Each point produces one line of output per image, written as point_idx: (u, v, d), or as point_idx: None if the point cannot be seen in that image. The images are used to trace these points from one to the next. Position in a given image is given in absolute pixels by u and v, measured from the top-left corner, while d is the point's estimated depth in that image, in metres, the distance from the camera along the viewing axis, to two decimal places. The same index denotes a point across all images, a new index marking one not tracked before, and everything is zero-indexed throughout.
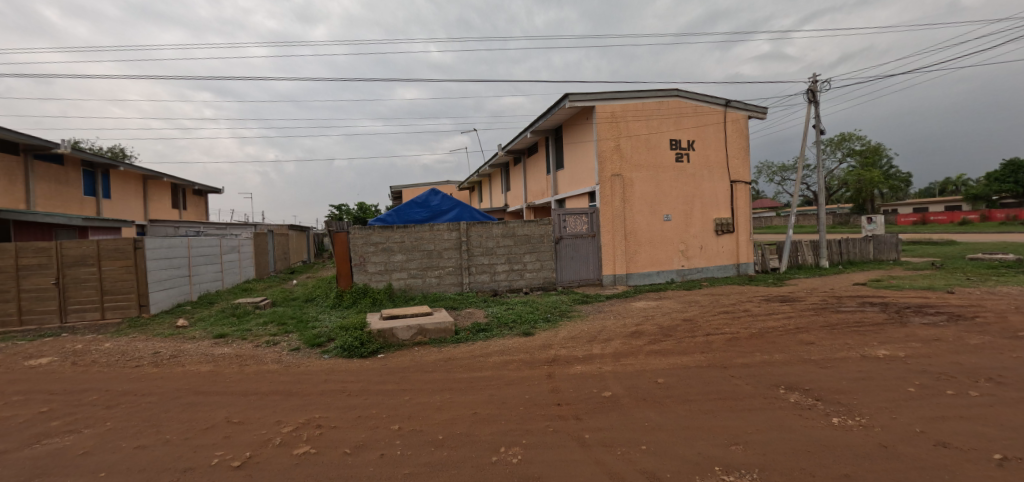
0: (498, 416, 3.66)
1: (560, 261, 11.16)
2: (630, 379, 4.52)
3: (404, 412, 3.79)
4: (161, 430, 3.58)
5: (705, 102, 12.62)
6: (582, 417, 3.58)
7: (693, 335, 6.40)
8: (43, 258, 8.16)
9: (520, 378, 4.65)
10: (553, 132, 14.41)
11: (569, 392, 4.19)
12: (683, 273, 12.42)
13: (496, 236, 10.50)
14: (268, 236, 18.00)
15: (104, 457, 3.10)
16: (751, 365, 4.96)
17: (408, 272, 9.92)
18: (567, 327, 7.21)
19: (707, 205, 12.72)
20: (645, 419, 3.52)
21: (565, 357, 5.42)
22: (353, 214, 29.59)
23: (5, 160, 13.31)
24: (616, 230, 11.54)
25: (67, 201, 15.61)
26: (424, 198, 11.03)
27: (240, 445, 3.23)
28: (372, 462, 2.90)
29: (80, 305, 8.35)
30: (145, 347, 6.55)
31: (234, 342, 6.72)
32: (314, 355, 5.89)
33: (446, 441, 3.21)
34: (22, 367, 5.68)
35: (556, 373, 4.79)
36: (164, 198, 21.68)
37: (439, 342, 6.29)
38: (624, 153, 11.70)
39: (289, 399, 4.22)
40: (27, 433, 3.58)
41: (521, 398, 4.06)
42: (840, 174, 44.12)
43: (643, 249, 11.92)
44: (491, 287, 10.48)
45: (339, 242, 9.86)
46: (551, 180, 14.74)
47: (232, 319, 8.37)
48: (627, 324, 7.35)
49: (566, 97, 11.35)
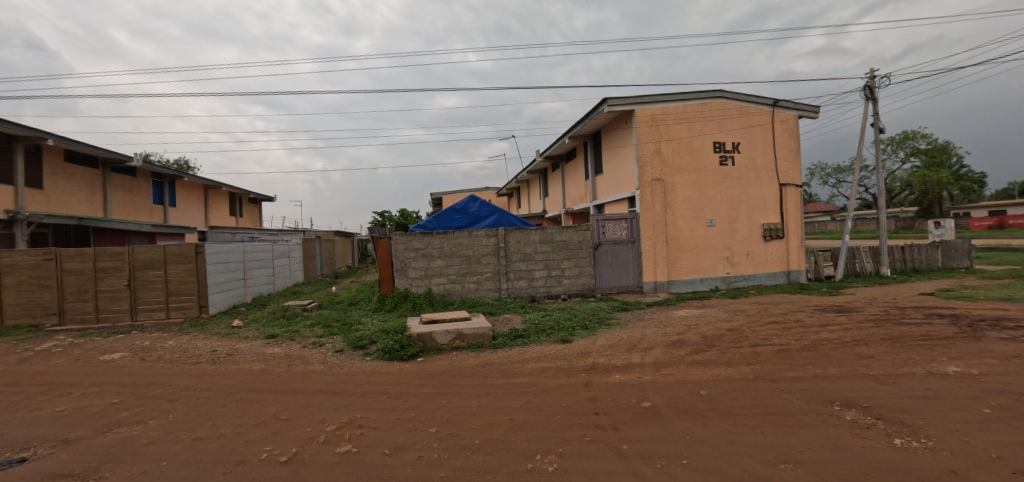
0: (533, 422, 3.64)
1: (599, 268, 10.99)
2: (671, 390, 4.37)
3: (442, 415, 3.84)
4: (217, 423, 3.81)
5: (752, 102, 12.10)
6: (621, 427, 3.49)
7: (740, 346, 6.11)
8: (118, 262, 8.94)
9: (557, 386, 4.60)
10: (592, 137, 14.27)
11: (607, 400, 4.11)
12: (728, 281, 11.92)
13: (534, 242, 10.48)
14: (316, 242, 18.86)
15: (167, 447, 3.32)
16: (803, 379, 4.68)
17: (447, 277, 10.08)
18: (606, 335, 7.05)
19: (754, 209, 12.18)
20: (686, 432, 3.38)
21: (604, 365, 5.31)
22: (395, 220, 30.52)
23: (87, 172, 14.68)
24: (657, 236, 11.23)
25: (138, 210, 17.01)
26: (462, 204, 11.19)
27: (287, 441, 3.37)
28: (409, 464, 2.95)
29: (148, 305, 9.07)
30: (204, 345, 7.01)
31: (284, 342, 7.07)
32: (356, 356, 6.08)
33: (482, 446, 3.21)
34: (97, 360, 6.23)
35: (593, 381, 4.71)
36: (222, 205, 23.21)
37: (477, 347, 6.33)
38: (665, 157, 11.41)
39: (333, 398, 4.39)
40: (100, 422, 3.91)
41: (557, 406, 4.01)
42: (903, 175, 40.90)
43: (685, 256, 11.53)
44: (529, 293, 10.46)
45: (382, 247, 10.18)
46: (589, 185, 14.67)
47: (282, 321, 8.80)
48: (668, 333, 7.10)
49: (605, 102, 11.20)
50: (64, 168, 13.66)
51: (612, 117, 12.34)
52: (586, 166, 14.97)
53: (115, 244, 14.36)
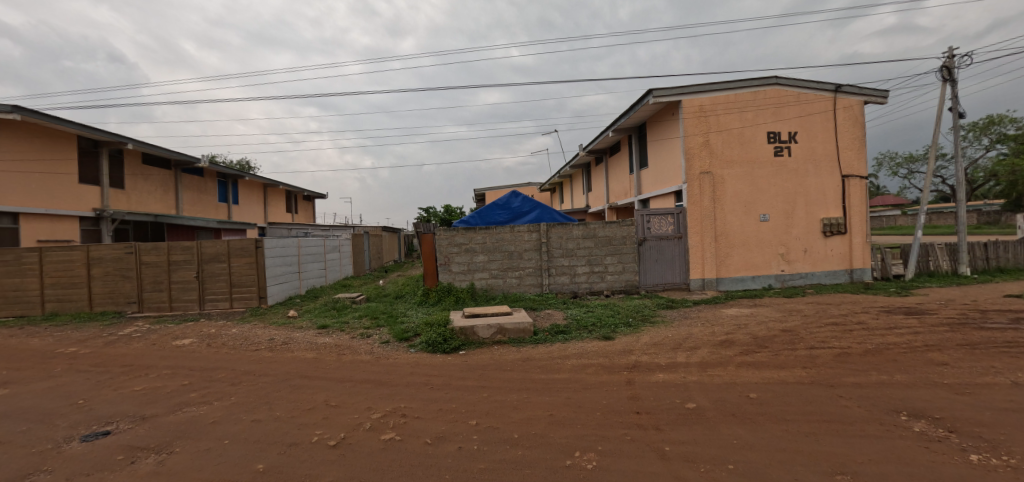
0: (573, 419, 3.63)
1: (643, 264, 10.73)
2: (718, 391, 4.21)
3: (482, 408, 3.90)
4: (273, 407, 4.07)
5: (810, 89, 11.34)
6: (663, 428, 3.40)
7: (794, 348, 5.77)
8: (188, 255, 9.73)
9: (598, 383, 4.55)
10: (636, 130, 13.92)
11: (649, 400, 4.02)
12: (783, 279, 11.29)
13: (576, 238, 10.37)
14: (364, 237, 19.62)
15: (229, 427, 3.60)
16: (864, 385, 4.36)
17: (489, 272, 10.20)
18: (651, 333, 6.87)
19: (812, 203, 11.44)
20: (733, 436, 3.24)
21: (647, 364, 5.19)
22: (439, 216, 31.22)
23: (163, 173, 16.03)
24: (705, 232, 10.81)
25: (206, 207, 18.41)
26: (505, 200, 11.26)
27: (336, 426, 3.54)
28: (449, 454, 3.02)
29: (214, 295, 9.81)
30: (263, 334, 7.51)
31: (334, 332, 7.43)
32: (401, 348, 6.29)
33: (521, 440, 3.24)
34: (170, 345, 6.83)
35: (636, 380, 4.61)
36: (280, 202, 24.66)
37: (518, 342, 6.36)
38: (714, 149, 10.94)
39: (379, 387, 4.57)
40: (172, 401, 4.29)
41: (597, 403, 3.97)
42: (987, 164, 36.88)
43: (736, 252, 11.02)
44: (571, 289, 10.38)
45: (426, 242, 10.45)
46: (633, 180, 14.33)
47: (333, 312, 9.26)
48: (716, 332, 6.83)
49: (650, 93, 10.89)
50: (143, 169, 14.98)
51: (658, 109, 11.97)
52: (631, 159, 14.63)
53: (185, 239, 15.60)
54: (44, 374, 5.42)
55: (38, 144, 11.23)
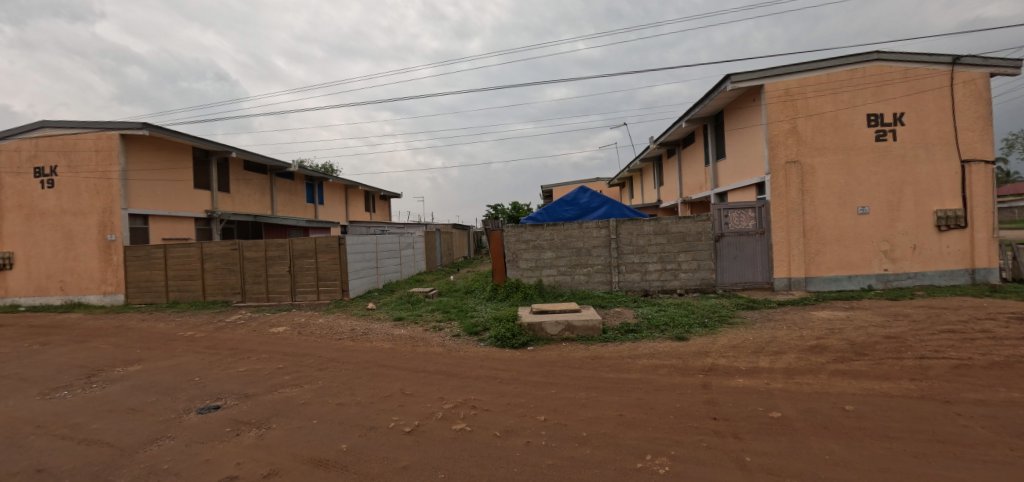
0: (644, 420, 3.52)
1: (721, 262, 10.09)
2: (807, 401, 3.85)
3: (550, 404, 3.92)
4: (355, 392, 4.40)
5: (921, 62, 9.97)
6: (742, 437, 3.19)
7: (900, 357, 5.12)
8: (281, 251, 10.80)
9: (671, 385, 4.37)
10: (712, 119, 13.16)
11: (727, 406, 3.79)
12: (886, 279, 10.08)
13: (647, 234, 10.00)
14: (436, 234, 20.47)
15: (317, 408, 3.94)
16: (992, 403, 3.75)
17: (557, 269, 10.18)
18: (729, 335, 6.45)
19: (923, 193, 10.06)
20: (824, 452, 2.96)
21: (725, 368, 4.89)
22: (507, 213, 31.74)
23: (260, 178, 17.83)
24: (792, 227, 9.94)
25: (296, 208, 20.29)
26: (572, 196, 11.19)
27: (412, 414, 3.75)
28: (518, 448, 3.07)
29: (304, 288, 10.80)
30: (346, 324, 8.15)
31: (409, 324, 7.87)
32: (471, 342, 6.50)
33: (589, 439, 3.20)
34: (268, 332, 7.65)
35: (713, 384, 4.37)
36: (359, 202, 26.52)
37: (586, 340, 6.30)
38: (803, 136, 10.01)
39: (450, 379, 4.75)
40: (270, 382, 4.80)
41: (670, 406, 3.81)
42: None
43: (828, 249, 10.02)
44: (642, 287, 10.05)
45: (495, 239, 10.69)
46: (709, 172, 13.52)
47: (408, 306, 9.80)
48: (804, 336, 6.26)
49: (727, 79, 10.25)
50: (245, 174, 16.79)
51: (737, 95, 11.19)
52: (706, 151, 13.82)
53: (279, 237, 17.32)
54: (170, 353, 6.32)
55: (163, 155, 13.04)
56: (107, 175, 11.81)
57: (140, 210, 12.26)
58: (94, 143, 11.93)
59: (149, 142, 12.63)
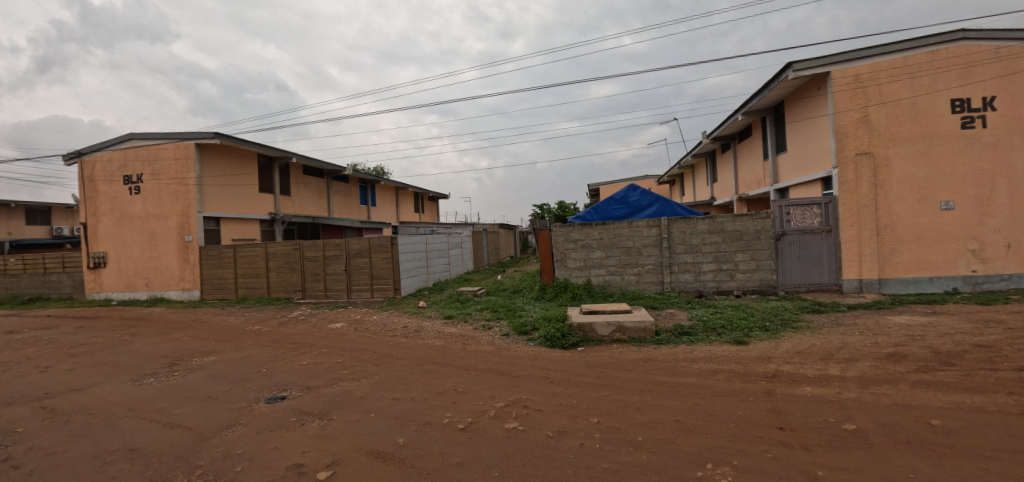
0: (704, 427, 3.38)
1: (782, 262, 9.50)
2: (886, 414, 3.55)
3: (604, 406, 3.86)
4: (409, 387, 4.54)
5: (1017, 40, 8.97)
6: (813, 449, 2.99)
7: (996, 369, 4.60)
8: (338, 251, 11.37)
9: (731, 391, 4.18)
10: (771, 111, 12.53)
11: (794, 416, 3.56)
12: (973, 282, 9.13)
13: (701, 232, 9.59)
14: (483, 234, 20.75)
15: (374, 402, 4.10)
16: None
17: (607, 269, 10.02)
18: (793, 340, 6.08)
19: (1019, 186, 9.02)
20: (908, 469, 2.71)
21: (790, 375, 4.61)
22: (553, 213, 31.67)
23: (318, 182, 18.80)
24: (863, 224, 9.22)
25: (351, 210, 21.26)
26: (622, 194, 11.00)
27: (465, 411, 3.81)
28: (572, 449, 3.04)
29: (358, 286, 11.30)
30: (399, 321, 8.45)
31: (459, 323, 8.03)
32: (521, 341, 6.53)
33: (645, 444, 3.12)
34: (327, 328, 8.07)
35: (777, 391, 4.13)
36: (409, 203, 27.37)
37: (639, 342, 6.15)
38: (876, 125, 9.27)
39: (501, 378, 4.80)
40: (330, 376, 5.05)
41: (731, 413, 3.64)
42: None
43: (906, 248, 9.22)
44: (695, 288, 9.66)
45: (543, 238, 10.70)
46: (768, 166, 12.86)
47: (457, 304, 10.02)
48: (879, 343, 5.78)
49: (788, 67, 9.75)
50: (304, 178, 17.76)
51: (800, 83, 10.59)
52: (765, 144, 13.14)
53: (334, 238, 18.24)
54: (239, 346, 6.81)
55: (232, 162, 14.08)
56: (185, 182, 12.91)
57: (215, 213, 13.34)
58: (173, 152, 13.06)
59: (221, 150, 13.69)
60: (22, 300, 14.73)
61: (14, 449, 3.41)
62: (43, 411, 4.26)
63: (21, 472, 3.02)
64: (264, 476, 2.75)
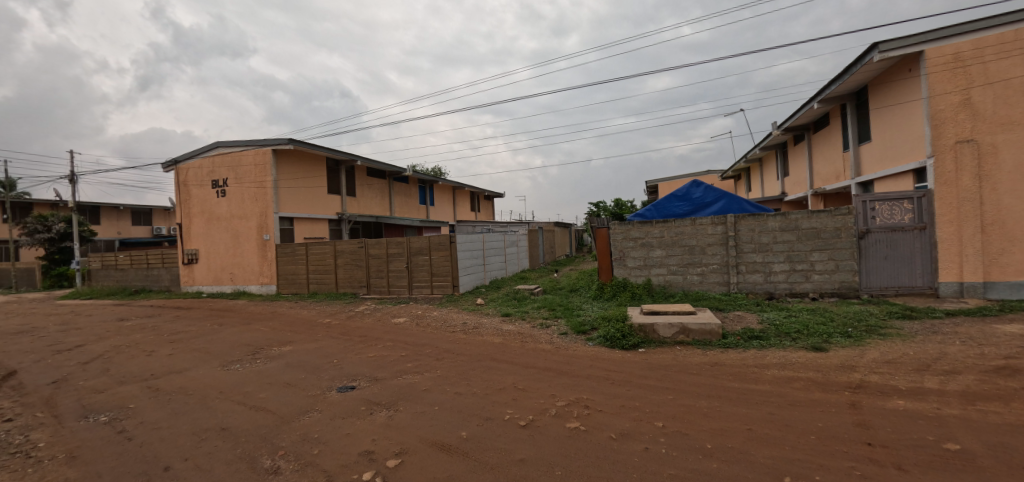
0: (779, 438, 3.18)
1: (866, 263, 8.65)
2: (998, 435, 3.15)
3: (668, 410, 3.75)
4: (470, 382, 4.66)
5: None
6: (907, 469, 2.72)
7: None
8: (400, 249, 11.91)
9: (809, 401, 3.90)
10: (853, 97, 11.53)
11: (883, 431, 3.26)
12: None
13: (772, 230, 8.99)
14: (538, 233, 20.80)
15: (438, 395, 4.26)
16: None
17: (668, 268, 9.70)
18: (879, 347, 5.57)
19: None
20: None
21: (879, 386, 4.22)
22: (610, 211, 31.10)
23: (382, 183, 19.70)
24: (966, 220, 8.19)
25: (412, 209, 22.10)
26: (684, 190, 10.62)
27: (526, 408, 3.86)
28: (636, 453, 2.99)
29: (419, 282, 11.76)
30: (459, 317, 8.72)
31: (517, 320, 8.15)
32: (579, 340, 6.51)
33: (715, 451, 2.99)
34: (390, 322, 8.50)
35: (863, 403, 3.81)
36: (465, 203, 28.03)
37: (704, 345, 5.92)
38: (980, 109, 8.23)
39: (560, 376, 4.81)
40: (395, 368, 5.30)
41: (809, 425, 3.40)
42: None
43: (1019, 248, 8.10)
44: (765, 289, 9.09)
45: (600, 237, 10.58)
46: (848, 158, 11.84)
47: (514, 302, 10.18)
48: (986, 355, 5.13)
49: (874, 49, 8.95)
50: (368, 180, 18.71)
51: (888, 65, 9.70)
52: (845, 134, 12.11)
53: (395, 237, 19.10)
54: (313, 337, 7.33)
55: (304, 165, 15.14)
56: (263, 184, 14.09)
57: (290, 213, 14.44)
58: (253, 158, 14.29)
59: (295, 154, 14.78)
60: (130, 291, 16.78)
61: (129, 422, 3.90)
62: (151, 390, 4.82)
63: (133, 443, 3.44)
64: (338, 460, 2.94)
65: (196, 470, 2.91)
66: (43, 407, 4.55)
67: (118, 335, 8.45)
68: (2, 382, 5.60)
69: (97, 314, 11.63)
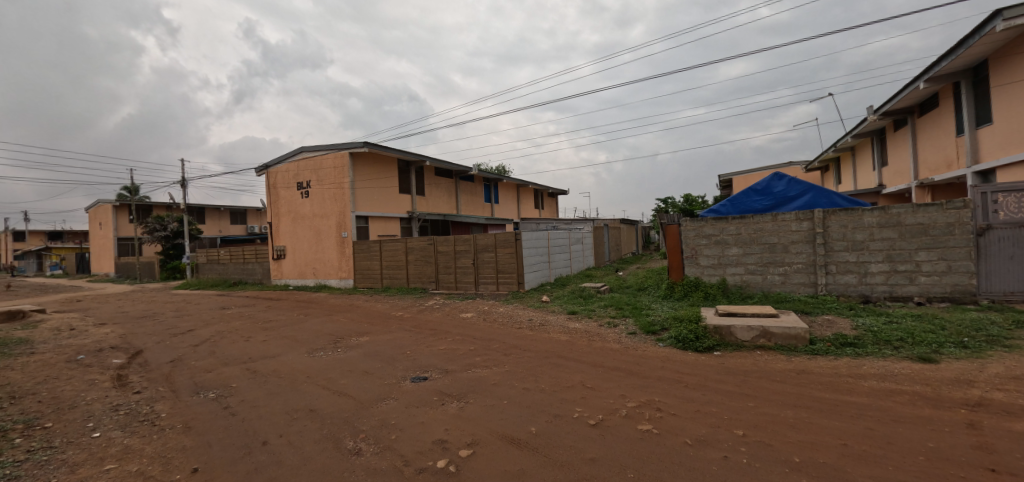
0: (879, 456, 2.89)
1: (986, 263, 7.52)
2: None
3: (749, 419, 3.54)
4: (538, 379, 4.72)
5: None
6: None
7: None
8: (467, 246, 12.32)
9: (916, 418, 3.49)
10: (969, 74, 10.07)
11: (1011, 457, 2.84)
12: None
13: (868, 227, 8.10)
14: (603, 230, 20.39)
15: (507, 390, 4.36)
16: None
17: (745, 267, 9.10)
18: (1006, 360, 4.86)
19: None
20: None
21: (1005, 405, 3.68)
22: (679, 207, 29.77)
23: (449, 182, 20.33)
24: None
25: (478, 207, 22.59)
26: (763, 184, 9.93)
27: (595, 408, 3.83)
28: (714, 461, 2.86)
29: (485, 279, 12.06)
30: (525, 314, 8.86)
31: (583, 318, 8.12)
32: (649, 341, 6.35)
33: (803, 466, 2.78)
34: (459, 317, 8.83)
35: (986, 424, 3.33)
36: (528, 200, 28.19)
37: (788, 350, 5.53)
38: None
39: (630, 377, 4.72)
40: (464, 361, 5.50)
41: (916, 444, 3.05)
42: None
43: None
44: (860, 292, 8.20)
45: (670, 234, 10.20)
46: (963, 143, 10.37)
47: (580, 300, 10.14)
48: None
49: (996, 17, 7.77)
50: (436, 179, 19.43)
51: (1016, 34, 8.37)
52: (959, 116, 10.62)
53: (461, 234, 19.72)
54: (387, 329, 7.81)
55: (378, 167, 16.05)
56: (342, 186, 15.16)
57: (366, 212, 15.43)
58: (333, 161, 15.42)
59: (369, 157, 15.73)
60: (229, 283, 18.87)
61: (232, 400, 4.39)
62: (249, 372, 5.40)
63: (237, 418, 3.87)
64: (414, 447, 3.11)
65: (289, 447, 3.21)
66: (164, 382, 5.24)
67: (222, 321, 9.58)
68: (133, 359, 6.55)
69: (203, 302, 13.24)
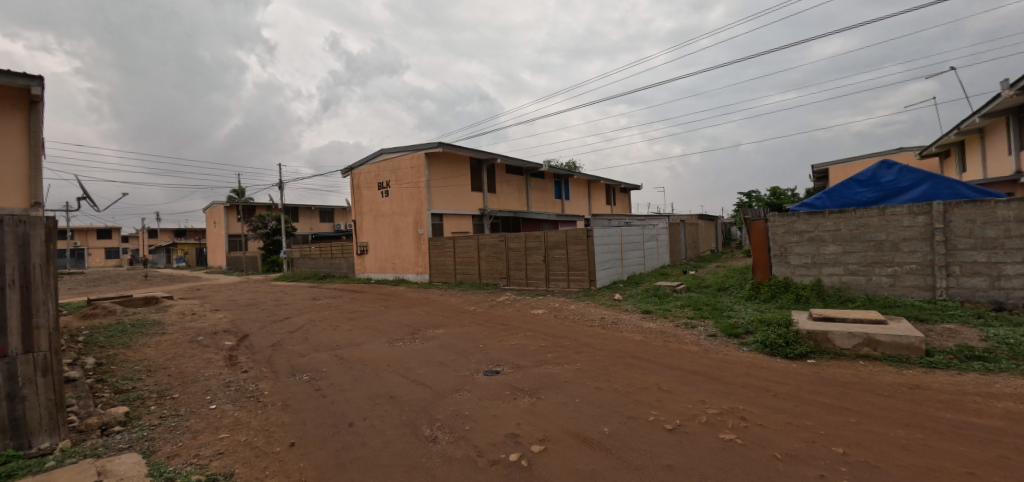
0: None
1: None
2: None
3: (850, 436, 3.22)
4: (612, 379, 4.65)
5: None
6: None
7: None
8: (537, 243, 12.46)
9: None
10: None
11: None
12: None
13: (1005, 221, 6.90)
14: (680, 227, 19.41)
15: (579, 388, 4.35)
16: None
17: (845, 267, 8.19)
18: None
19: None
20: None
21: None
22: (765, 201, 27.45)
23: (518, 179, 20.55)
24: None
25: (548, 204, 22.58)
26: (867, 173, 8.90)
27: (672, 412, 3.70)
28: (808, 478, 2.64)
29: (556, 276, 12.09)
30: (596, 312, 8.76)
31: (658, 318, 7.85)
32: (731, 344, 6.00)
33: None
34: (530, 312, 8.97)
35: None
36: (598, 196, 27.62)
37: (899, 361, 4.94)
38: None
39: (710, 382, 4.50)
40: (535, 357, 5.57)
41: None
42: None
43: None
44: (992, 298, 7.02)
45: (756, 230, 9.49)
46: None
47: (655, 299, 9.80)
48: None
49: None
50: (506, 177, 19.76)
51: None
52: None
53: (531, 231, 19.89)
54: (460, 322, 8.15)
55: (449, 166, 16.70)
56: (417, 185, 15.98)
57: (441, 210, 16.20)
58: (410, 162, 16.28)
59: (442, 157, 16.41)
60: (318, 275, 20.81)
61: (322, 382, 4.86)
62: (337, 358, 5.92)
63: (327, 400, 4.28)
64: (488, 438, 3.22)
65: (372, 429, 3.49)
66: (266, 363, 5.93)
67: (313, 310, 10.62)
68: (241, 342, 7.48)
69: (297, 293, 14.75)
